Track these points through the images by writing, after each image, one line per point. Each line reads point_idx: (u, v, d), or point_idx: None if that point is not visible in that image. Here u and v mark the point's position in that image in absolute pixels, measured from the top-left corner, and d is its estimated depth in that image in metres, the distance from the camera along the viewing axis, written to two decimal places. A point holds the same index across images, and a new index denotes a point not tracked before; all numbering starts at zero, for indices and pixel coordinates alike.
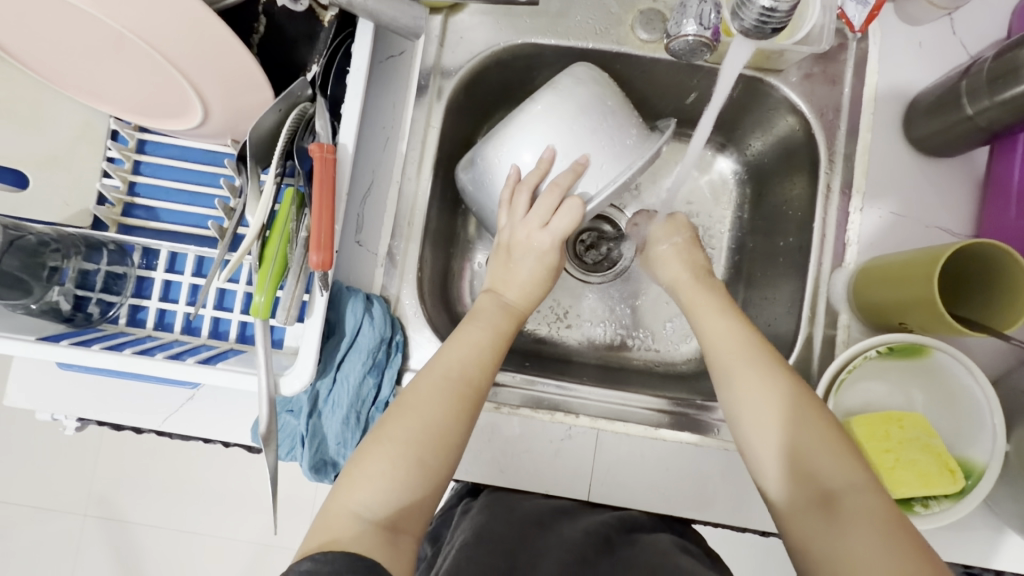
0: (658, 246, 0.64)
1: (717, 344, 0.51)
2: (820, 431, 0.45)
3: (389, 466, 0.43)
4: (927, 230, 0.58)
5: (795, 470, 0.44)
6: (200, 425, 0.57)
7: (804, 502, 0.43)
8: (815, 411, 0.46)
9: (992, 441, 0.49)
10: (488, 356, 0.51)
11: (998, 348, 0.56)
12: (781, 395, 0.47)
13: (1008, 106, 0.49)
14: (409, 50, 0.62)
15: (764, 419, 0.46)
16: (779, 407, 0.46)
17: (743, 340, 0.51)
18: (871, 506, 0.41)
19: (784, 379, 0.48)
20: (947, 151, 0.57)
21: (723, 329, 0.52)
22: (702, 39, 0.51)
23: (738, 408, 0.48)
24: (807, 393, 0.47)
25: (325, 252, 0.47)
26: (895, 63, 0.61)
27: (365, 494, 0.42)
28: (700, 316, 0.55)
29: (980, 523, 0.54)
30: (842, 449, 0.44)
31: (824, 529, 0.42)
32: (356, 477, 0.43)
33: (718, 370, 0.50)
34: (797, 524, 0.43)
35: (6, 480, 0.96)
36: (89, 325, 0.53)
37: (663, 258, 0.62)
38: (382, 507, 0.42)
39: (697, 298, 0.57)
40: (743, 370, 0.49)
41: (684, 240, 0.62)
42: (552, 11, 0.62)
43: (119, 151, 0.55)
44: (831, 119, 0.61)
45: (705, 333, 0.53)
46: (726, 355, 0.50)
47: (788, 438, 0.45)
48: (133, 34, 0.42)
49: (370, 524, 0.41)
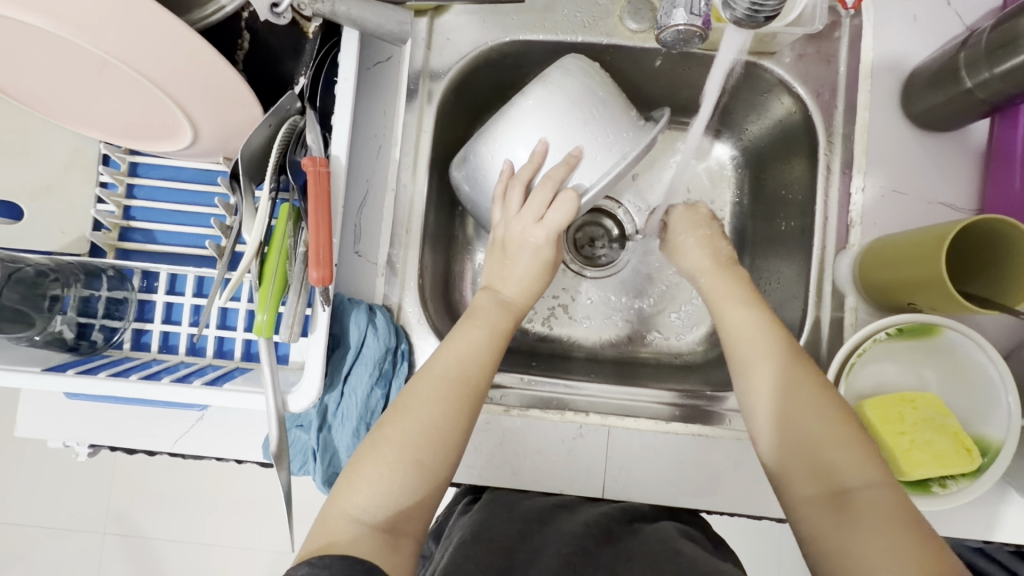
0: (679, 238, 0.62)
1: (738, 335, 0.51)
2: (835, 425, 0.44)
3: (388, 468, 0.43)
4: (930, 207, 0.57)
5: (809, 463, 0.44)
6: (212, 446, 0.57)
7: (817, 496, 0.43)
8: (833, 410, 0.45)
9: (1007, 418, 0.49)
10: (487, 355, 0.50)
11: (1009, 323, 0.55)
12: (798, 389, 0.46)
13: (1009, 77, 0.48)
14: (396, 56, 0.61)
15: (781, 412, 0.46)
16: (796, 400, 0.46)
17: (763, 331, 0.50)
18: (885, 502, 0.41)
19: (802, 373, 0.47)
20: (948, 124, 0.56)
21: (745, 319, 0.51)
22: (693, 28, 0.50)
23: (754, 401, 0.48)
24: (827, 392, 0.46)
25: (324, 268, 0.47)
26: (892, 37, 0.59)
27: (365, 497, 0.42)
28: (721, 304, 0.54)
29: (997, 498, 0.54)
30: (856, 444, 0.43)
31: (835, 523, 0.41)
32: (356, 481, 0.43)
33: (737, 361, 0.50)
34: (807, 518, 0.43)
35: (21, 503, 0.97)
36: (95, 352, 0.53)
37: (684, 246, 0.61)
38: (381, 509, 0.42)
39: (717, 287, 0.56)
40: (762, 363, 0.48)
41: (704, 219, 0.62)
42: (539, 7, 0.62)
43: (111, 176, 0.55)
44: (828, 99, 0.60)
45: (726, 323, 0.52)
46: (746, 346, 0.50)
47: (804, 432, 0.45)
48: (116, 59, 0.41)
49: (368, 527, 0.41)
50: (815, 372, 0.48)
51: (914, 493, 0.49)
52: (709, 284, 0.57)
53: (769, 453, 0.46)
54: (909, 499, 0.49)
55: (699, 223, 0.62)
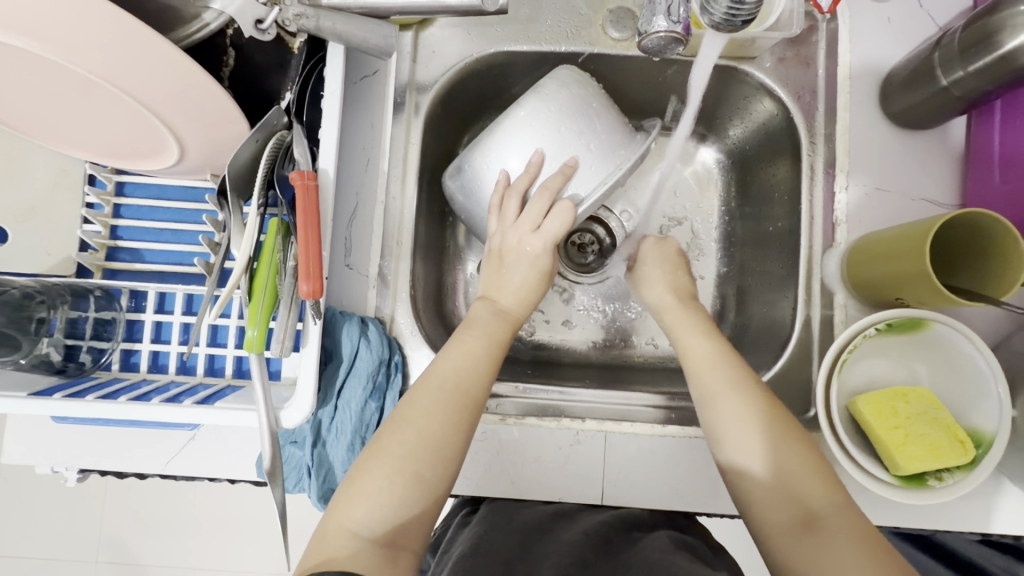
0: (645, 268, 0.64)
1: (699, 363, 0.51)
2: (798, 448, 0.45)
3: (386, 481, 0.42)
4: (914, 203, 0.58)
5: (776, 488, 0.44)
6: (205, 465, 0.56)
7: (787, 522, 0.43)
8: (791, 435, 0.46)
9: (998, 407, 0.49)
10: (483, 365, 0.50)
11: (994, 315, 0.56)
12: (767, 420, 0.46)
13: (983, 75, 0.49)
14: (382, 69, 0.61)
15: (748, 438, 0.46)
16: (765, 426, 0.46)
17: (720, 358, 0.51)
18: (850, 524, 0.41)
19: (766, 401, 0.48)
20: (928, 122, 0.57)
21: (704, 348, 0.52)
22: (673, 34, 0.51)
23: (721, 428, 0.47)
24: (781, 414, 0.47)
25: (314, 281, 0.47)
26: (868, 40, 0.61)
27: (363, 511, 0.41)
28: (681, 334, 0.55)
29: (993, 490, 0.54)
30: (817, 466, 0.44)
31: (808, 548, 0.41)
32: (354, 495, 0.42)
33: (703, 389, 0.50)
34: (780, 547, 0.42)
35: (10, 533, 0.95)
36: (83, 374, 0.52)
37: (649, 278, 0.62)
38: (380, 523, 0.41)
39: (679, 317, 0.57)
40: (726, 391, 0.48)
41: (671, 257, 0.64)
42: (522, 18, 0.62)
43: (98, 196, 0.54)
44: (808, 101, 0.61)
45: (688, 351, 0.53)
46: (709, 376, 0.50)
47: (774, 459, 0.45)
48: (100, 78, 0.41)
49: (367, 542, 0.40)
50: (780, 404, 0.48)
51: (911, 488, 0.50)
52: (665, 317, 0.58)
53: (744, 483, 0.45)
54: (906, 494, 0.49)
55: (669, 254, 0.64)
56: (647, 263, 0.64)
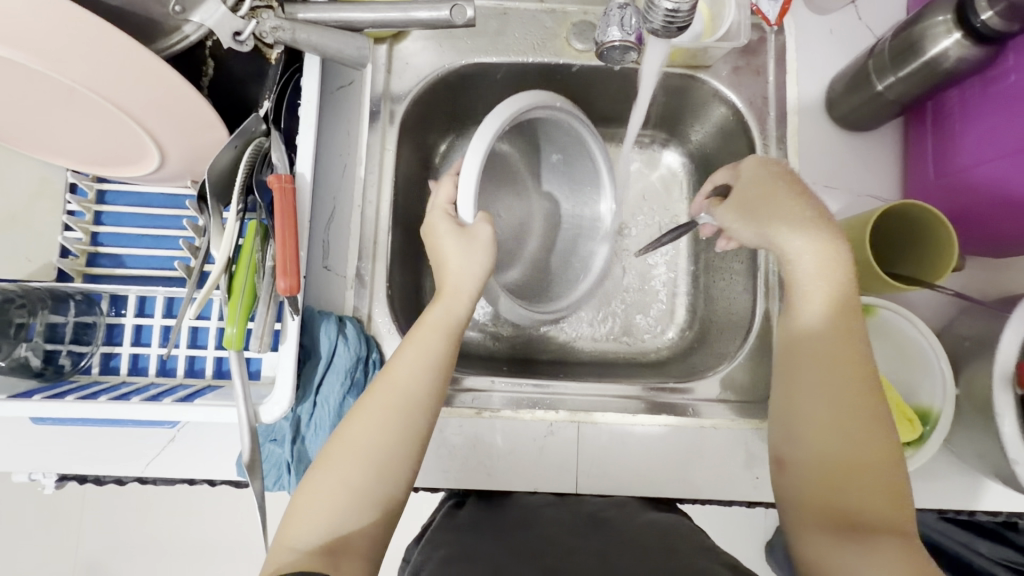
0: (742, 196, 0.55)
1: (812, 340, 0.49)
2: (880, 458, 0.44)
3: (325, 494, 0.44)
4: (861, 199, 0.62)
5: (832, 491, 0.45)
6: (185, 466, 0.56)
7: (831, 523, 0.44)
8: (882, 445, 0.45)
9: (941, 385, 0.53)
10: (434, 373, 0.50)
11: (939, 302, 0.60)
12: (858, 423, 0.46)
13: (912, 80, 0.54)
14: (357, 80, 0.64)
15: (828, 437, 0.46)
16: (851, 429, 0.46)
17: (835, 343, 0.47)
18: (899, 542, 0.41)
19: (874, 404, 0.46)
20: (869, 124, 0.62)
21: (818, 324, 0.49)
22: (627, 43, 0.55)
23: (805, 421, 0.48)
24: (881, 423, 0.46)
25: (292, 278, 0.49)
26: (812, 50, 0.65)
27: (303, 525, 0.43)
28: (794, 290, 0.50)
29: (943, 467, 0.58)
30: (893, 482, 0.44)
31: (836, 550, 0.43)
32: (296, 512, 0.44)
33: (800, 377, 0.49)
34: (812, 542, 0.44)
35: None
36: (61, 378, 0.53)
37: (749, 212, 0.53)
38: (319, 535, 0.43)
39: (812, 254, 0.49)
40: (829, 380, 0.47)
41: (783, 175, 0.53)
42: (491, 30, 0.66)
43: (79, 203, 0.56)
44: (761, 106, 0.65)
45: (801, 317, 0.49)
46: (812, 361, 0.48)
47: (845, 462, 0.45)
48: (83, 87, 0.43)
49: (306, 551, 0.42)
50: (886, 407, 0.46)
51: None
52: (791, 245, 0.49)
53: (804, 479, 0.47)
54: None
55: (773, 177, 0.53)
56: (745, 187, 0.54)
